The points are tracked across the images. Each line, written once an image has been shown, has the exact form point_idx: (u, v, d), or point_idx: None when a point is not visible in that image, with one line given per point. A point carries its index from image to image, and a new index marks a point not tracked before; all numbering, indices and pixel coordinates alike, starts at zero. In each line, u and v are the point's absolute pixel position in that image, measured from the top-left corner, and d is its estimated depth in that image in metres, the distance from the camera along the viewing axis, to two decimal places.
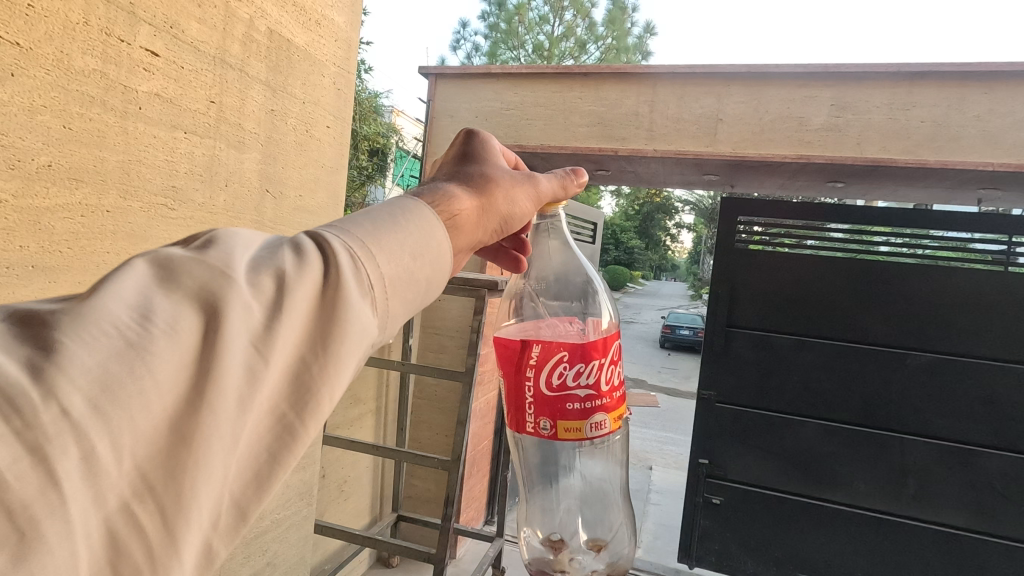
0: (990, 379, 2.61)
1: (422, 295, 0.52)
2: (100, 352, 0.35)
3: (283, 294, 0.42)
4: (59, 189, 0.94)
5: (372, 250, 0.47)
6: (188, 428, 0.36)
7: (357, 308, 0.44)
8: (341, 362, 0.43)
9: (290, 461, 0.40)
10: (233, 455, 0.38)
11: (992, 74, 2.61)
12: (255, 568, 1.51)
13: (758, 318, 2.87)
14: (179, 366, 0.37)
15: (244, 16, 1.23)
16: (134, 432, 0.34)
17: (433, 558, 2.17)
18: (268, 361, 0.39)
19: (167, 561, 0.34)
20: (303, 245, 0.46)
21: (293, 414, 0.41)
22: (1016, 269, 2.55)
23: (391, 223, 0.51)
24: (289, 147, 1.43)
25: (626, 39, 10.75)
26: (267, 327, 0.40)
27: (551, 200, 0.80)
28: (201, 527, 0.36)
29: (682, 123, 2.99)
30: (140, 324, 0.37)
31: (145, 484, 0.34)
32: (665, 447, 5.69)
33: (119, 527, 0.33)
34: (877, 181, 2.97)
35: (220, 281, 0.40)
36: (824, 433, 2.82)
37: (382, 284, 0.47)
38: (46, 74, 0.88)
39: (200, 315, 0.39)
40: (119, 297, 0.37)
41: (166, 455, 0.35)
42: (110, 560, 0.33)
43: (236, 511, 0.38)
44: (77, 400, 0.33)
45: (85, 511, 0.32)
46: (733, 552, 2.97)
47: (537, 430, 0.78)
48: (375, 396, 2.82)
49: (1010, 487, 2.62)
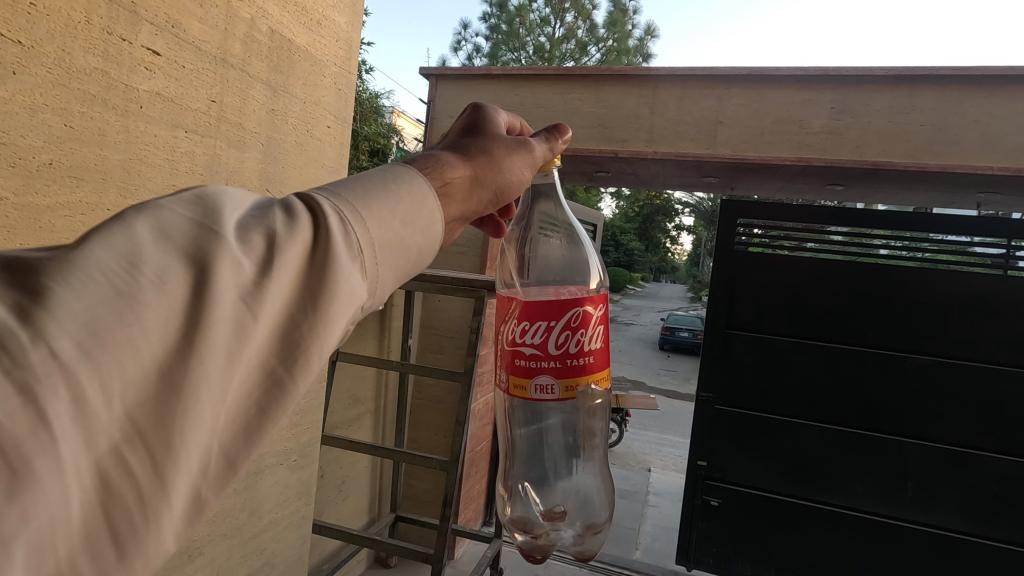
0: (990, 383, 2.60)
1: (411, 263, 0.53)
2: (89, 297, 0.34)
3: (274, 252, 0.42)
4: (61, 186, 0.94)
5: (362, 215, 0.48)
6: (177, 376, 0.35)
7: (347, 269, 0.45)
8: (331, 320, 0.43)
9: (279, 413, 0.40)
10: (221, 406, 0.37)
11: (992, 78, 2.62)
12: (254, 567, 1.51)
13: (756, 320, 2.88)
14: (169, 315, 0.36)
15: (245, 16, 1.23)
16: (123, 378, 0.34)
17: (431, 559, 2.17)
18: (257, 316, 0.39)
19: (158, 506, 0.34)
20: (294, 206, 0.46)
21: (282, 369, 0.41)
22: (1016, 273, 2.55)
23: (381, 189, 0.51)
24: (289, 147, 1.43)
25: (626, 42, 10.80)
26: (257, 283, 0.40)
27: (542, 164, 0.79)
28: (191, 476, 0.36)
29: (682, 126, 3.00)
30: (129, 272, 0.36)
31: (134, 428, 0.34)
32: (664, 449, 5.70)
33: (110, 469, 0.32)
34: (876, 185, 2.97)
35: (211, 238, 0.40)
36: (822, 435, 2.82)
37: (371, 249, 0.48)
38: (47, 72, 0.89)
39: (190, 269, 0.38)
40: (109, 246, 0.37)
41: (155, 402, 0.35)
42: (102, 504, 0.32)
43: (225, 460, 0.38)
44: (66, 342, 0.32)
45: (75, 451, 0.31)
46: (730, 554, 2.97)
47: (502, 381, 0.83)
48: (374, 396, 2.83)
49: (1010, 491, 2.61)
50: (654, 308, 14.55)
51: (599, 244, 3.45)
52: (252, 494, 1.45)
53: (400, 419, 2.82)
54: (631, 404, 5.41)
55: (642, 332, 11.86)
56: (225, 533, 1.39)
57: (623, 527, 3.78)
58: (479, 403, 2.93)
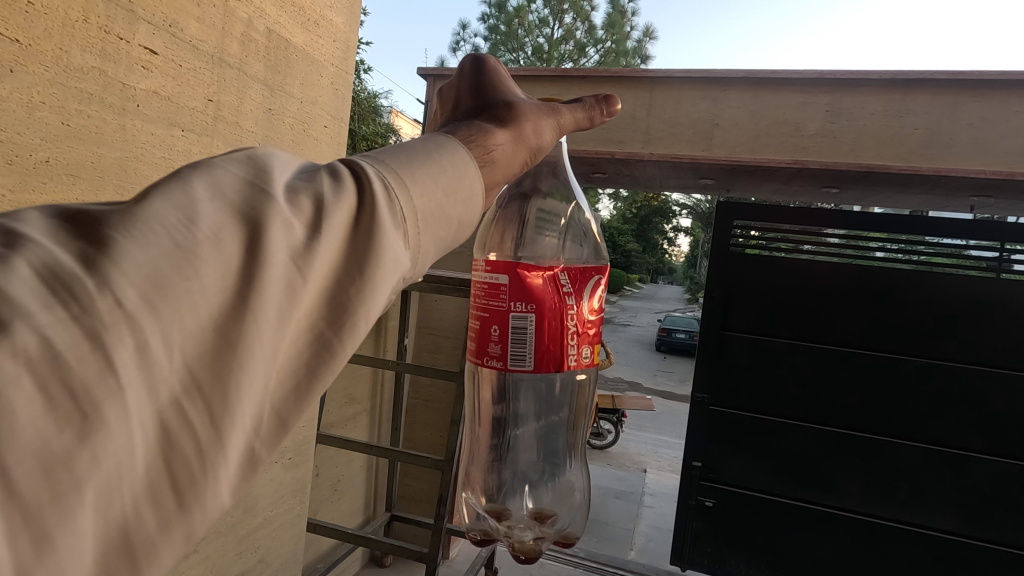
0: (985, 386, 2.62)
1: (451, 235, 0.53)
2: (150, 249, 0.34)
3: (323, 214, 0.42)
4: (56, 184, 0.94)
5: (406, 182, 0.47)
6: (233, 332, 0.35)
7: (392, 236, 0.44)
8: (377, 286, 0.43)
9: (328, 375, 0.40)
10: (273, 365, 0.37)
11: (985, 82, 2.64)
12: (247, 566, 1.51)
13: (753, 321, 2.90)
14: (224, 273, 0.36)
15: (243, 15, 1.24)
16: (183, 330, 0.33)
17: (425, 558, 2.17)
18: (307, 278, 0.39)
19: (214, 458, 0.34)
20: (339, 171, 0.46)
21: (330, 331, 0.41)
22: (1009, 276, 2.57)
23: (425, 158, 0.51)
24: (287, 147, 1.44)
25: (625, 43, 10.83)
26: (307, 246, 0.40)
27: (576, 132, 0.74)
28: (245, 433, 0.36)
29: (678, 127, 3.02)
30: (186, 226, 0.36)
31: (194, 381, 0.34)
32: (659, 450, 5.71)
33: (171, 419, 0.33)
34: (870, 188, 2.99)
35: (264, 197, 0.40)
36: (816, 437, 2.83)
37: (415, 218, 0.47)
38: (46, 71, 0.89)
39: (243, 229, 0.38)
40: (168, 200, 0.37)
41: (212, 356, 0.35)
42: (163, 454, 0.32)
43: (276, 418, 0.38)
44: (130, 292, 0.32)
45: (139, 399, 0.31)
46: (725, 554, 2.98)
47: (580, 361, 0.72)
48: (369, 395, 2.83)
49: (1003, 493, 2.62)
50: (651, 310, 14.57)
51: None
52: (247, 492, 1.46)
53: (396, 418, 2.82)
54: (626, 405, 5.43)
55: (639, 333, 11.89)
56: (219, 530, 1.40)
57: (617, 527, 3.79)
58: None
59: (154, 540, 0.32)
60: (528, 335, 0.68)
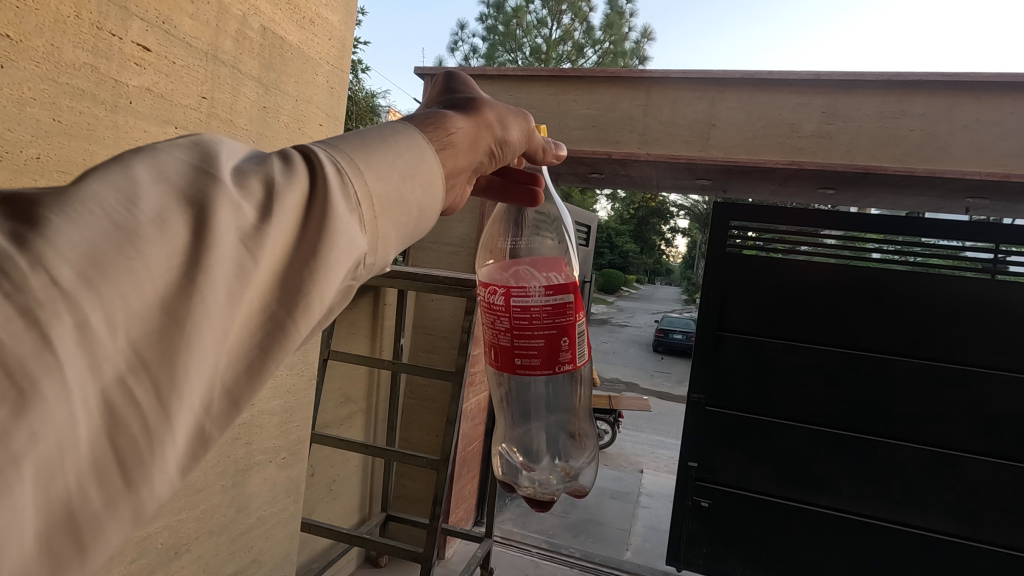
0: (978, 386, 2.62)
1: (413, 220, 0.53)
2: (89, 231, 0.34)
3: (273, 197, 0.42)
4: (48, 180, 0.94)
5: (359, 165, 0.48)
6: (180, 311, 0.35)
7: (345, 218, 0.45)
8: (331, 266, 0.43)
9: (281, 354, 0.40)
10: (223, 345, 0.37)
11: (980, 84, 2.64)
12: (240, 565, 1.50)
13: (746, 321, 2.91)
14: (171, 253, 0.36)
15: (237, 13, 1.24)
16: (127, 309, 0.33)
17: (421, 558, 2.15)
18: (257, 258, 0.39)
19: (162, 437, 0.33)
20: (291, 155, 0.46)
21: (284, 312, 0.41)
22: (1003, 278, 2.57)
23: (380, 142, 0.51)
24: (280, 145, 1.42)
25: (624, 45, 10.84)
26: (257, 227, 0.40)
27: (534, 146, 0.80)
28: (194, 412, 0.36)
29: (674, 128, 3.01)
30: (127, 208, 0.36)
31: (139, 359, 0.33)
32: (657, 450, 5.72)
33: (115, 396, 0.32)
34: (867, 189, 2.98)
35: (210, 181, 0.40)
36: (811, 436, 2.84)
37: (371, 202, 0.48)
38: (36, 66, 0.89)
39: (188, 212, 0.38)
40: (109, 183, 0.36)
41: (159, 333, 0.34)
42: (106, 431, 0.32)
43: (228, 398, 0.38)
44: (66, 270, 0.32)
45: (80, 376, 0.31)
46: (720, 554, 2.99)
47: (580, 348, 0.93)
48: (365, 395, 2.82)
49: (997, 493, 2.62)
50: (649, 311, 14.59)
51: (592, 246, 4.08)
52: (240, 491, 1.45)
53: (391, 418, 2.82)
54: (624, 406, 5.44)
55: (636, 333, 11.92)
56: (212, 530, 1.39)
57: (614, 527, 3.78)
58: (469, 403, 2.98)
59: (100, 517, 0.31)
60: (583, 335, 0.85)
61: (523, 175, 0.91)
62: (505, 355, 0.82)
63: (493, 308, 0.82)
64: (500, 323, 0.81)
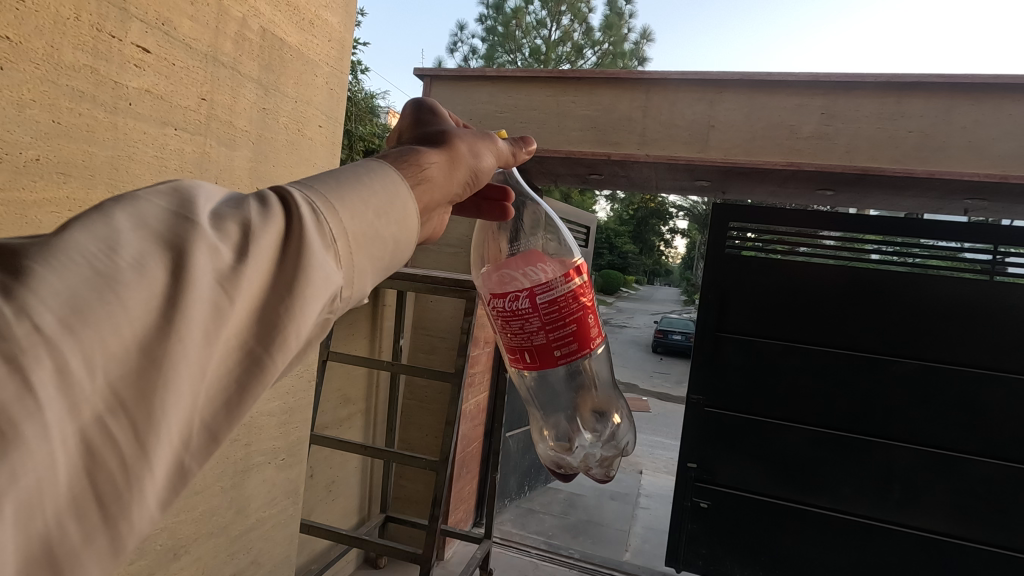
0: (976, 387, 2.63)
1: (389, 254, 0.55)
2: (70, 278, 0.35)
3: (249, 239, 0.43)
4: (47, 182, 0.94)
5: (334, 206, 0.49)
6: (158, 352, 0.36)
7: (321, 257, 0.46)
8: (307, 302, 0.45)
9: (258, 388, 0.42)
10: (200, 383, 0.39)
11: (978, 86, 2.65)
12: (239, 567, 1.50)
13: (745, 321, 2.92)
14: (150, 298, 0.37)
15: (237, 15, 1.24)
16: (106, 351, 0.34)
17: (420, 559, 2.15)
18: (233, 299, 0.41)
19: (140, 471, 0.35)
20: (268, 198, 0.47)
21: (260, 348, 0.42)
22: (1002, 279, 2.57)
23: (355, 181, 0.53)
24: (280, 146, 1.43)
25: (622, 45, 10.83)
26: (234, 270, 0.41)
27: (503, 164, 0.81)
28: (173, 446, 0.37)
29: (673, 129, 3.01)
30: (108, 255, 0.37)
31: (117, 399, 0.34)
32: (656, 451, 5.72)
33: (94, 436, 0.33)
34: (866, 190, 2.99)
35: (187, 226, 0.41)
36: (809, 438, 2.85)
37: (346, 240, 0.49)
38: (36, 68, 0.89)
39: (167, 257, 0.39)
40: (90, 232, 0.37)
41: (137, 374, 0.36)
42: (85, 468, 0.33)
43: (206, 432, 0.40)
44: (49, 317, 0.33)
45: (60, 416, 0.32)
46: (719, 555, 2.99)
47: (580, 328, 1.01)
48: (364, 397, 2.82)
49: (994, 494, 2.63)
50: (648, 311, 14.58)
51: (591, 247, 4.08)
52: (240, 493, 1.45)
53: (390, 419, 2.82)
54: None
55: (636, 334, 11.91)
56: (212, 531, 1.39)
57: (613, 528, 3.78)
58: (468, 404, 2.98)
59: (79, 550, 0.33)
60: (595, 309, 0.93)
61: (493, 191, 0.93)
62: (543, 353, 0.86)
63: (518, 313, 0.86)
64: (530, 324, 0.85)
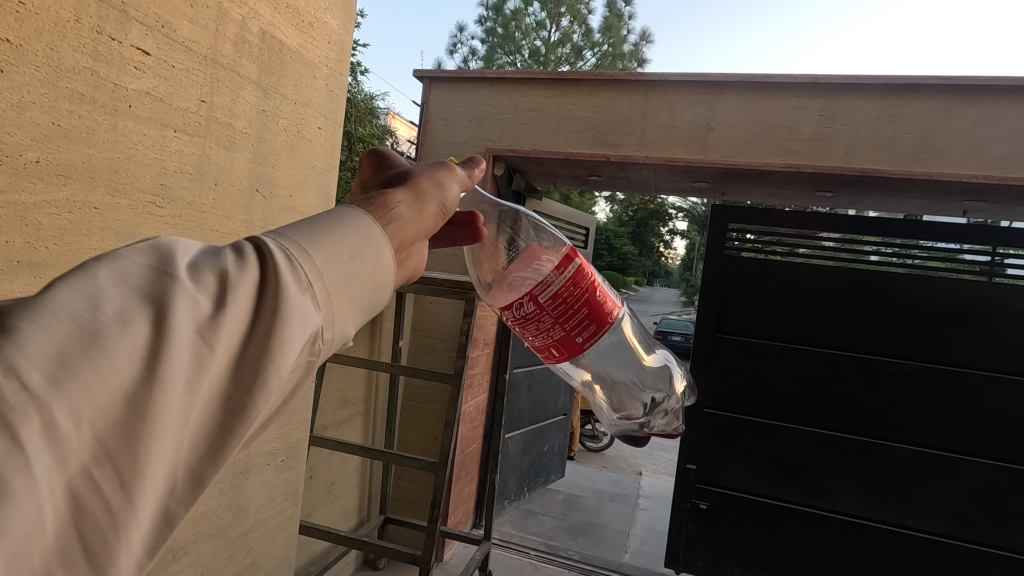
0: (976, 389, 2.63)
1: (369, 298, 0.51)
2: (55, 336, 0.33)
3: (227, 289, 0.41)
4: (47, 185, 0.94)
5: (309, 251, 0.46)
6: (142, 402, 0.35)
7: (298, 303, 0.44)
8: (286, 346, 0.42)
9: (243, 431, 0.40)
10: (184, 430, 0.37)
11: (976, 87, 2.65)
12: (239, 568, 1.50)
13: (745, 324, 2.92)
14: (135, 351, 0.35)
15: (236, 16, 1.24)
16: (92, 403, 0.33)
17: (419, 561, 2.15)
18: (214, 348, 0.39)
19: (126, 519, 0.34)
20: (244, 248, 0.45)
21: (244, 393, 0.40)
22: (1001, 280, 2.57)
23: (327, 226, 0.50)
24: (279, 148, 1.43)
25: (621, 47, 10.82)
26: (213, 320, 0.39)
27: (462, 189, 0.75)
28: (158, 492, 0.36)
29: (672, 130, 3.02)
30: (91, 311, 0.35)
31: (103, 450, 0.33)
32: (656, 453, 5.73)
33: (81, 488, 0.32)
34: (865, 191, 3.00)
35: (165, 280, 0.39)
36: (809, 440, 2.85)
37: (323, 283, 0.46)
38: (36, 71, 0.89)
39: (149, 310, 0.37)
40: (73, 289, 0.36)
41: (123, 425, 0.34)
42: (72, 518, 0.32)
43: (191, 476, 0.38)
44: (37, 374, 0.32)
45: (48, 469, 0.31)
46: (719, 557, 2.99)
47: None
48: (363, 398, 2.82)
49: (995, 496, 2.63)
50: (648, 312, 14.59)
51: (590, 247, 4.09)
52: (239, 494, 1.45)
53: (390, 420, 2.82)
54: None
55: None
56: (211, 533, 1.39)
57: (613, 530, 3.78)
58: (468, 406, 2.99)
59: None
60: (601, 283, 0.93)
61: (462, 216, 0.89)
62: (566, 344, 0.87)
63: (529, 317, 0.86)
64: (544, 322, 0.86)
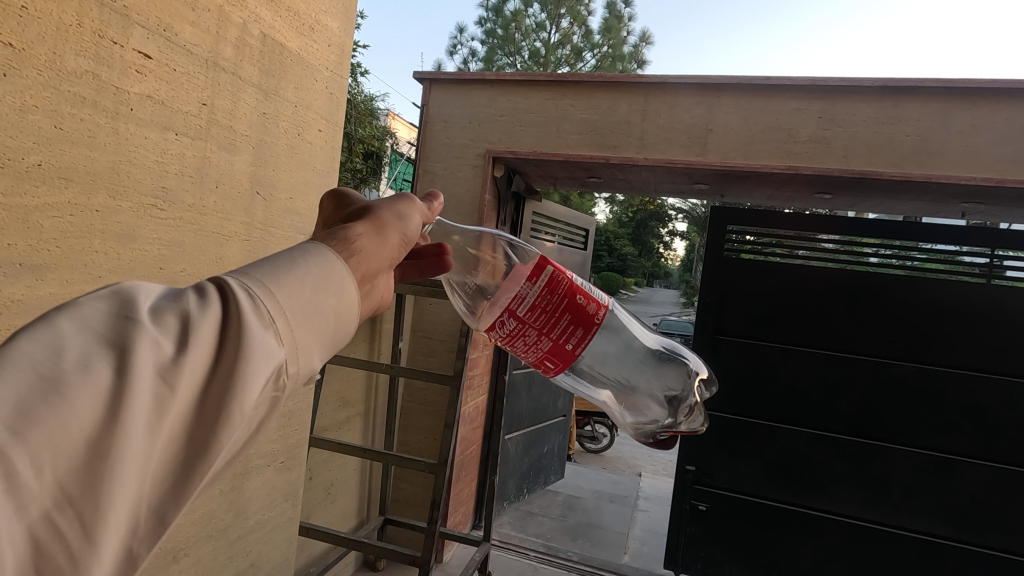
0: (974, 390, 2.64)
1: (334, 330, 0.49)
2: (15, 386, 0.33)
3: (188, 330, 0.40)
4: (49, 188, 0.94)
5: (271, 289, 0.45)
6: (104, 446, 0.35)
7: (261, 341, 0.42)
8: (248, 387, 0.41)
9: (208, 470, 0.40)
10: (147, 472, 0.37)
11: (974, 89, 2.66)
12: (238, 569, 1.51)
13: (745, 324, 2.93)
14: (97, 397, 0.35)
15: (237, 20, 1.25)
16: (54, 449, 0.33)
17: (418, 562, 2.15)
18: (176, 390, 0.38)
19: (88, 561, 0.34)
20: (205, 288, 0.44)
21: (207, 432, 0.40)
22: (999, 282, 2.58)
23: (288, 264, 0.47)
24: (280, 150, 1.44)
25: (620, 48, 10.83)
26: (174, 363, 0.39)
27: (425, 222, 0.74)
28: (120, 534, 0.36)
29: (671, 132, 3.02)
30: (52, 357, 0.35)
31: (66, 495, 0.34)
32: (655, 454, 5.73)
33: (42, 533, 0.33)
34: (863, 193, 3.00)
35: (125, 323, 0.39)
36: (808, 441, 2.85)
37: (287, 321, 0.44)
38: (38, 74, 0.89)
39: (111, 354, 0.37)
40: (34, 338, 0.36)
41: (85, 470, 0.35)
42: (34, 563, 0.33)
43: (154, 515, 0.38)
44: None
45: (9, 515, 0.32)
46: (719, 559, 3.00)
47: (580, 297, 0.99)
48: (363, 399, 2.82)
49: (993, 497, 2.63)
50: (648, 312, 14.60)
51: (590, 248, 4.09)
52: (239, 495, 1.46)
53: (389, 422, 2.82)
54: None
55: None
56: (212, 534, 1.39)
57: (612, 531, 3.78)
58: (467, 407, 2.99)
59: None
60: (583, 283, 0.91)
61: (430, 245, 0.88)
62: (557, 352, 0.87)
63: (514, 333, 0.87)
64: (531, 335, 0.87)
